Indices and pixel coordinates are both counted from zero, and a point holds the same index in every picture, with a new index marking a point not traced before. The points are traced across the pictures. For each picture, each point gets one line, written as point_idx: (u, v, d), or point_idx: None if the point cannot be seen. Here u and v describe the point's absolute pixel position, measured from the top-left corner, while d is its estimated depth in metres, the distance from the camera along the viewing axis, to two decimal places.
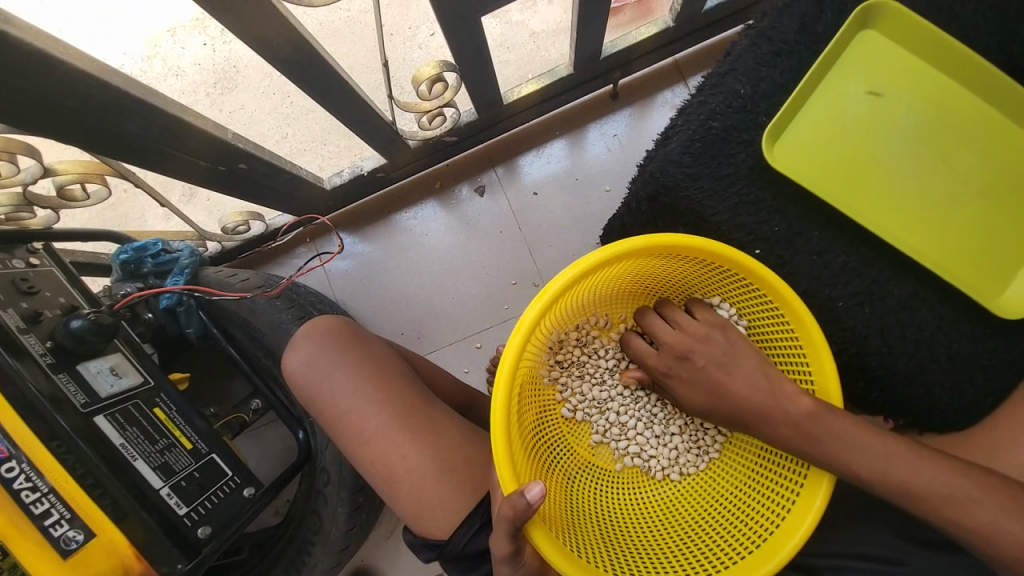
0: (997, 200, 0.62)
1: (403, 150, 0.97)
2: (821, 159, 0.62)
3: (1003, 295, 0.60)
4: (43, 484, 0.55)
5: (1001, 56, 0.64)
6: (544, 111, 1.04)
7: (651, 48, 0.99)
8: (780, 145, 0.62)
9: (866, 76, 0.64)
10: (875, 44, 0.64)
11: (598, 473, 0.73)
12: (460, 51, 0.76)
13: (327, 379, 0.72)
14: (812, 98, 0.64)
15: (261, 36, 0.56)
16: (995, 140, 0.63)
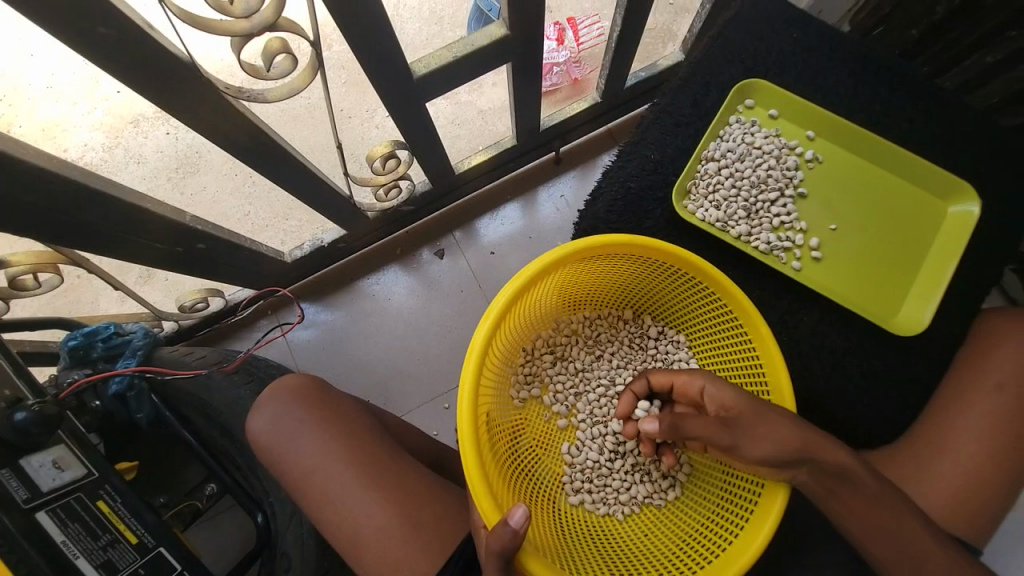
0: (881, 231, 0.72)
1: (362, 221, 1.02)
2: (731, 211, 0.72)
3: (892, 314, 0.71)
4: None
5: (864, 115, 0.76)
6: (494, 178, 1.13)
7: (586, 119, 1.11)
8: (693, 199, 0.73)
9: (764, 133, 0.75)
10: (764, 110, 0.76)
11: (578, 493, 0.75)
12: (410, 134, 0.84)
13: (293, 439, 0.71)
14: (718, 157, 0.74)
15: (219, 128, 0.61)
16: (872, 181, 0.73)
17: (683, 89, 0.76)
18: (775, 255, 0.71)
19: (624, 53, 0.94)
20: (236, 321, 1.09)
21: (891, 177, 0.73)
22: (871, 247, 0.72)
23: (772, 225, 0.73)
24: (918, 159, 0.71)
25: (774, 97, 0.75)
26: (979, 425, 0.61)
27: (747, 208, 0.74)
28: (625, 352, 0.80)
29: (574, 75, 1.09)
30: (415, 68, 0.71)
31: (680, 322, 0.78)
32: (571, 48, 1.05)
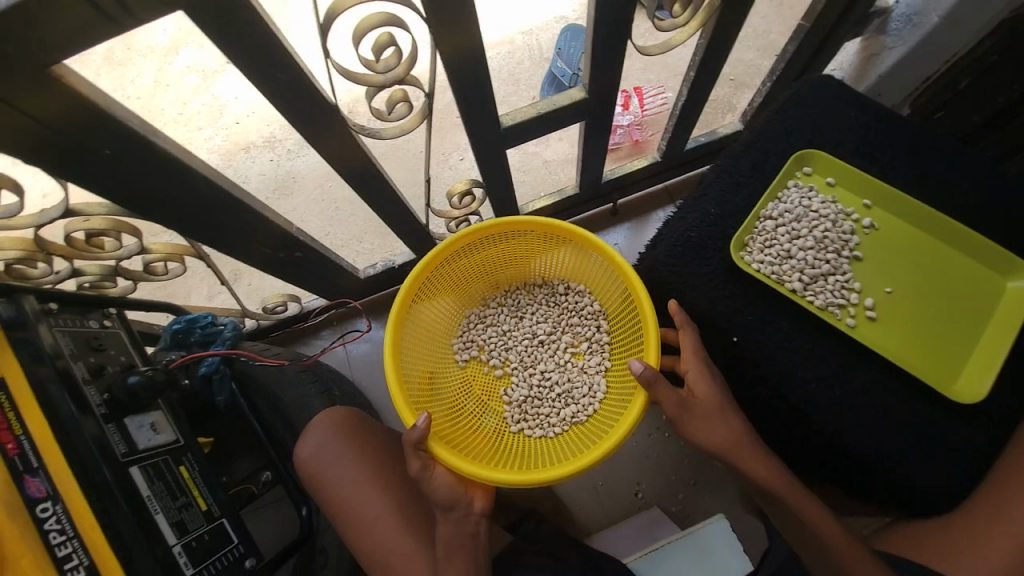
0: (938, 300, 0.74)
1: (432, 248, 1.11)
2: (786, 264, 0.76)
3: (950, 384, 0.71)
4: (70, 528, 0.60)
5: (921, 192, 0.78)
6: (554, 221, 1.22)
7: (644, 176, 1.19)
8: (752, 251, 0.76)
9: (822, 200, 0.80)
10: (822, 178, 0.82)
11: (517, 422, 0.95)
12: (489, 177, 0.94)
13: (337, 469, 0.79)
14: (776, 216, 0.80)
15: (340, 156, 0.72)
16: (930, 250, 0.76)
17: (744, 153, 0.81)
18: (830, 311, 0.72)
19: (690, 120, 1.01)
20: (306, 325, 1.20)
21: (951, 250, 0.76)
22: (929, 315, 0.74)
23: (828, 283, 0.76)
24: (979, 235, 0.73)
25: (832, 166, 0.80)
26: None
27: (802, 264, 0.77)
28: (544, 312, 1.01)
29: (634, 136, 1.20)
30: (503, 120, 0.80)
31: (581, 278, 0.99)
32: (636, 112, 1.16)
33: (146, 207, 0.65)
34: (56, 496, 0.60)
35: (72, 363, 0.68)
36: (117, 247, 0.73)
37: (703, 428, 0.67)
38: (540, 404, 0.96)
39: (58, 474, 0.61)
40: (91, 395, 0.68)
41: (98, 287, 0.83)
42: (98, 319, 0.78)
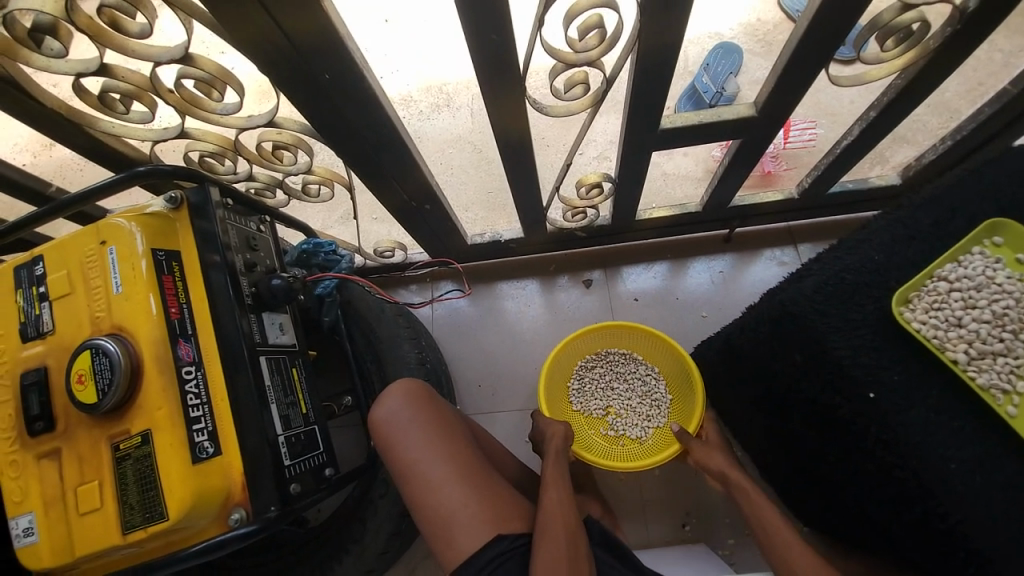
0: None
1: (541, 231, 1.13)
2: (951, 330, 0.59)
3: None
4: (204, 394, 0.68)
5: None
6: (664, 235, 1.20)
7: (774, 210, 1.13)
8: (913, 308, 0.59)
9: (1006, 274, 0.63)
10: (1013, 252, 0.64)
11: (639, 432, 1.08)
12: (623, 175, 0.93)
13: (405, 433, 0.76)
14: (947, 279, 0.63)
15: (504, 125, 0.74)
16: None
17: (957, 183, 0.67)
18: (993, 394, 0.55)
19: (849, 161, 0.94)
20: (405, 275, 1.29)
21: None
22: None
23: (996, 362, 0.58)
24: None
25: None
26: None
27: (971, 337, 0.59)
28: (603, 384, 1.11)
29: (766, 168, 1.15)
30: (663, 122, 0.80)
31: (619, 343, 1.11)
32: (776, 143, 1.13)
33: (328, 127, 0.70)
34: (199, 363, 0.69)
35: (234, 252, 0.75)
36: (291, 162, 0.82)
37: (706, 454, 0.92)
38: (641, 416, 1.09)
39: (206, 346, 0.70)
40: (244, 285, 0.75)
41: (258, 195, 0.93)
42: (257, 223, 0.84)
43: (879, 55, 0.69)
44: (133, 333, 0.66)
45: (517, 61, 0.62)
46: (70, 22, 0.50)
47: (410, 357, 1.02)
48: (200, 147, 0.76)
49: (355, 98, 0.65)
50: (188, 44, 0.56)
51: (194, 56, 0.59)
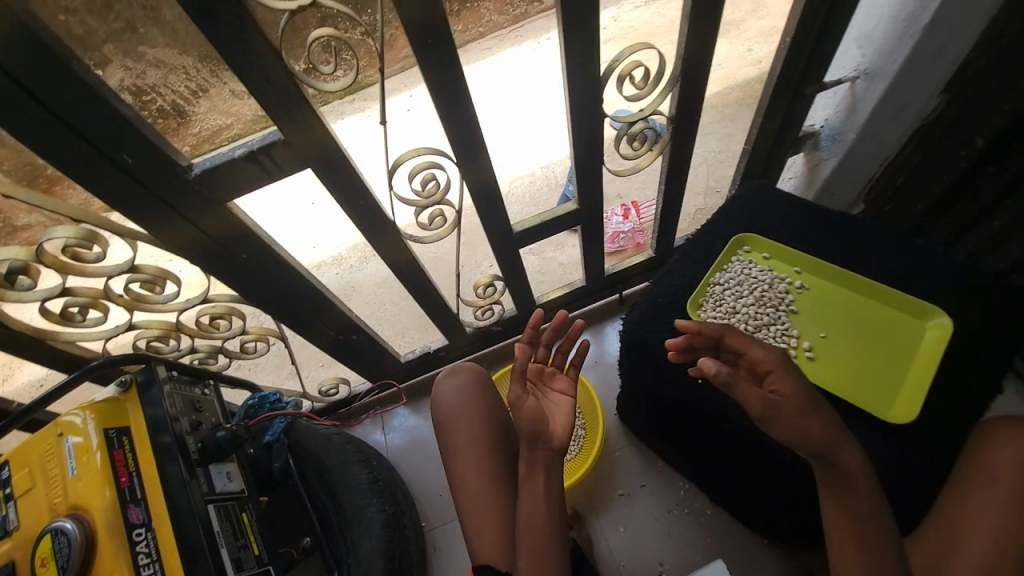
0: (864, 343, 0.84)
1: (461, 333, 1.30)
2: (733, 319, 0.88)
3: (885, 405, 0.78)
4: (155, 551, 0.73)
5: (884, 250, 0.86)
6: (567, 310, 1.41)
7: (644, 268, 1.39)
8: (706, 313, 0.89)
9: (759, 269, 0.91)
10: (759, 254, 0.93)
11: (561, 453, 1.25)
12: (507, 273, 1.16)
13: (462, 419, 0.93)
14: (722, 283, 0.91)
15: (392, 256, 0.95)
16: (857, 308, 0.86)
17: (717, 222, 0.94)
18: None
19: (673, 222, 1.23)
20: (353, 408, 1.39)
21: (876, 300, 0.85)
22: (854, 358, 0.83)
23: (767, 332, 0.87)
24: (888, 287, 0.83)
25: (765, 244, 0.92)
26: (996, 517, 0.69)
27: (746, 320, 0.88)
28: None
29: (636, 240, 1.36)
30: (516, 226, 1.05)
31: None
32: (635, 222, 1.32)
33: (252, 290, 0.88)
34: (149, 522, 0.75)
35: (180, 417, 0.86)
36: (226, 328, 0.99)
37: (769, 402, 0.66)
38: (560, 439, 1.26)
39: (156, 506, 0.77)
40: (190, 442, 0.85)
41: (202, 363, 1.06)
42: (202, 387, 0.96)
43: (632, 153, 0.99)
44: (87, 508, 0.73)
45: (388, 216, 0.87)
46: (39, 261, 0.68)
47: (362, 478, 1.06)
48: (147, 335, 0.92)
49: (271, 266, 0.85)
50: (134, 257, 0.76)
51: (140, 265, 0.78)
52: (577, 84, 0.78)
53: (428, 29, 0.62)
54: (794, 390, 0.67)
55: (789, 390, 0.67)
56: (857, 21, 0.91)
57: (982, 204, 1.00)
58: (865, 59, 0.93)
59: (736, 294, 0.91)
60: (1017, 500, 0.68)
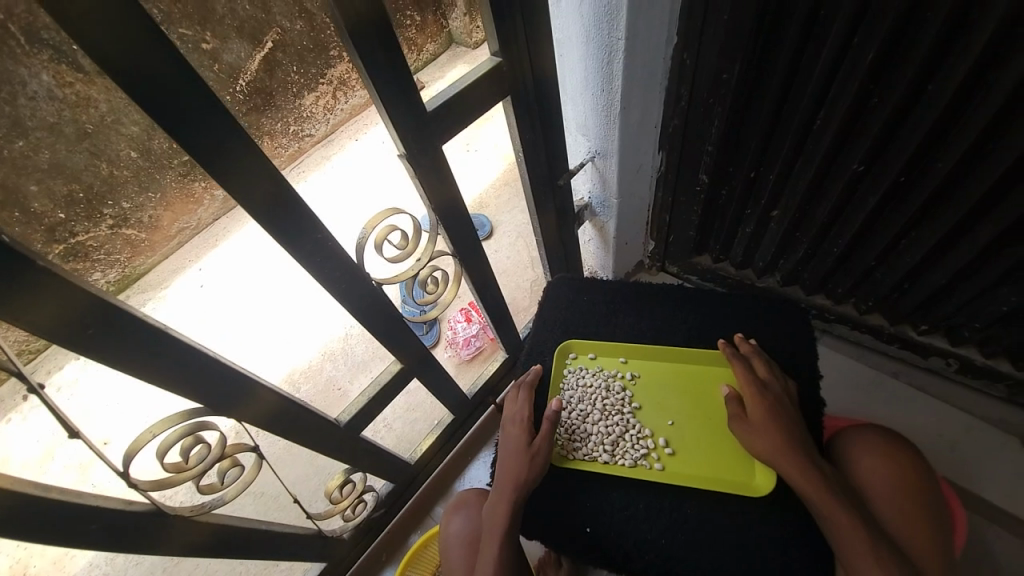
0: (707, 412, 0.86)
1: (339, 544, 1.10)
2: (590, 444, 0.85)
3: (751, 476, 0.78)
4: None
5: (678, 311, 0.94)
6: (450, 447, 1.28)
7: (504, 370, 1.34)
8: (563, 443, 0.86)
9: (591, 373, 0.92)
10: (586, 356, 0.95)
11: None
12: (360, 465, 1.01)
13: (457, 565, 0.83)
14: (565, 405, 0.90)
15: (187, 541, 0.75)
16: (685, 378, 0.89)
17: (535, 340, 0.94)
18: (640, 465, 0.82)
19: (508, 327, 1.22)
20: None
21: (694, 365, 0.90)
22: (705, 431, 0.84)
23: (625, 443, 0.84)
24: (694, 350, 0.90)
25: (586, 344, 0.95)
26: (903, 491, 0.73)
27: (602, 437, 0.85)
28: None
29: (489, 335, 1.43)
30: (340, 418, 0.90)
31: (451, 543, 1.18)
32: (479, 322, 1.44)
33: None
34: None
35: None
36: None
37: (755, 439, 0.74)
38: None
39: None
40: None
41: None
42: None
43: (430, 297, 0.97)
44: None
45: (155, 509, 0.67)
46: None
47: None
48: None
49: None
50: None
51: None
52: (329, 277, 0.71)
53: (78, 323, 0.47)
54: (762, 413, 0.74)
55: (765, 402, 0.75)
56: (570, 118, 1.05)
57: (729, 222, 1.17)
58: (593, 144, 1.05)
59: (581, 413, 0.89)
60: (912, 485, 0.74)
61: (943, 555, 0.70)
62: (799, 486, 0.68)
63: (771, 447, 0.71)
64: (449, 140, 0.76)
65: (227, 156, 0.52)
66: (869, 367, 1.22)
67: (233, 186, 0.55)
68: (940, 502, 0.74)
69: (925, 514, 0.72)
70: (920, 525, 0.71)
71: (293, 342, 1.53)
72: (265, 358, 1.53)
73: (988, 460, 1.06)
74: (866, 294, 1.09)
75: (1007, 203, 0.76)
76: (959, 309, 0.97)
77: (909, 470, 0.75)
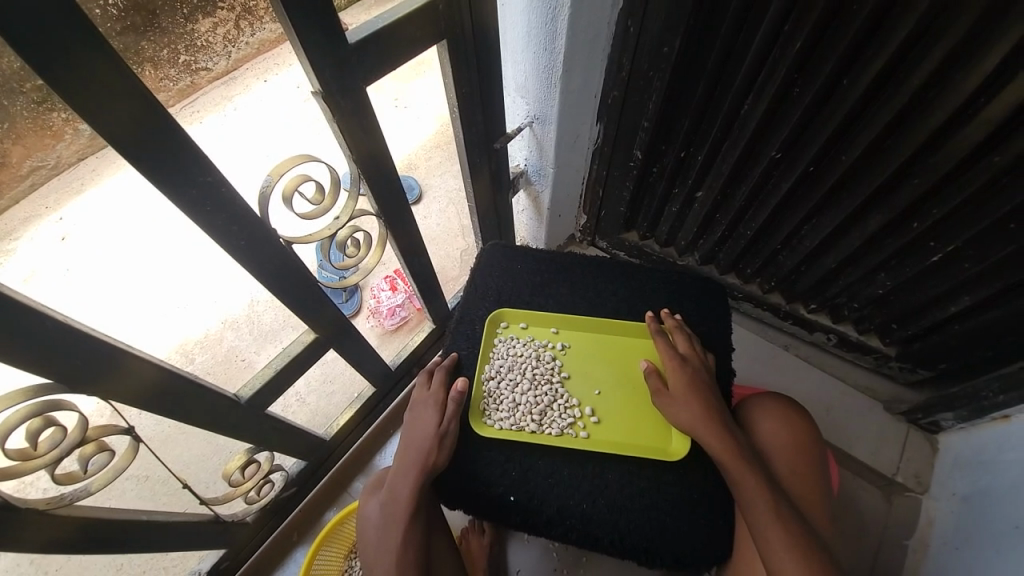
0: (631, 381, 0.88)
1: (241, 528, 1.01)
2: (517, 414, 0.84)
3: (667, 441, 0.82)
4: None
5: (607, 285, 0.95)
6: (370, 421, 1.22)
7: (431, 341, 1.29)
8: (490, 414, 0.84)
9: (521, 343, 0.91)
10: (517, 326, 0.94)
11: None
12: (268, 443, 0.92)
13: (368, 540, 0.79)
14: (494, 376, 0.88)
15: (41, 542, 0.62)
16: (612, 348, 0.91)
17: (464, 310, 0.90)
18: (565, 434, 0.83)
19: (436, 297, 1.16)
20: None
21: (620, 335, 0.92)
22: (629, 399, 0.86)
23: (552, 413, 0.85)
24: (620, 322, 0.92)
25: (517, 313, 0.93)
26: (801, 446, 0.83)
27: (529, 408, 0.85)
28: None
29: (416, 305, 1.36)
30: (242, 393, 0.80)
31: None
32: (405, 290, 1.34)
33: None
34: None
35: None
36: None
37: (676, 411, 0.78)
38: None
39: None
40: None
41: None
42: None
43: (350, 260, 0.89)
44: None
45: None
46: None
47: None
48: None
49: None
50: None
51: None
52: (227, 231, 0.60)
53: None
54: (682, 386, 0.79)
55: (684, 375, 0.80)
56: (509, 76, 0.98)
57: (656, 200, 1.20)
58: (532, 107, 1.01)
59: (509, 383, 0.88)
60: (807, 442, 0.83)
61: (823, 501, 0.80)
62: (716, 452, 0.73)
63: (691, 417, 0.76)
64: (376, 82, 0.67)
65: (72, 63, 0.40)
66: (767, 340, 1.36)
67: (88, 107, 0.43)
68: (824, 456, 0.84)
69: (814, 465, 0.82)
70: (810, 475, 0.81)
71: (184, 309, 1.33)
72: (147, 325, 1.33)
73: (850, 419, 1.24)
74: (769, 273, 1.19)
75: (895, 195, 0.85)
76: (840, 290, 1.10)
77: (803, 427, 0.84)
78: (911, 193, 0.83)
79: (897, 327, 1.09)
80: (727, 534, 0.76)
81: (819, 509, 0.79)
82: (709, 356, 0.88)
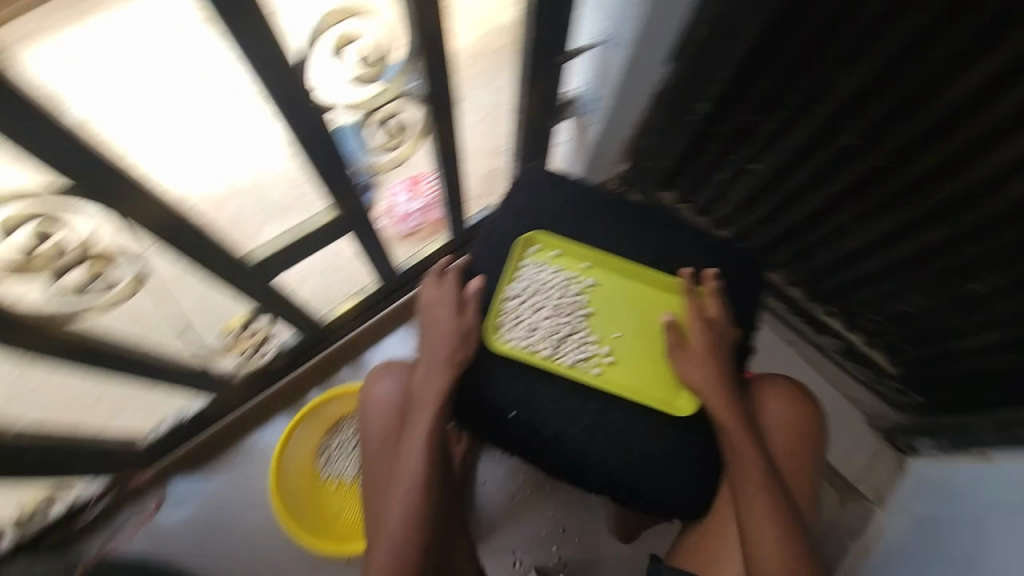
0: (651, 333, 0.87)
1: (229, 385, 1.04)
2: (533, 336, 0.84)
3: (676, 396, 0.82)
4: None
5: (644, 235, 0.92)
6: (368, 314, 1.22)
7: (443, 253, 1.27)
8: (502, 330, 0.84)
9: (550, 270, 0.88)
10: (549, 252, 0.89)
11: None
12: (270, 309, 0.92)
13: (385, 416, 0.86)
14: (516, 295, 0.87)
15: None
16: (640, 297, 0.88)
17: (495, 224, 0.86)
18: (577, 367, 0.82)
19: None
20: None
21: (652, 286, 0.89)
22: (646, 350, 0.85)
23: (569, 344, 0.84)
24: (654, 273, 0.88)
25: (551, 240, 0.89)
26: (801, 428, 0.84)
27: (547, 333, 0.84)
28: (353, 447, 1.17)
29: (433, 214, 1.24)
30: None
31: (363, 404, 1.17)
32: (426, 192, 1.19)
33: None
34: None
35: None
36: None
37: (688, 369, 0.79)
38: None
39: None
40: None
41: None
42: None
43: None
44: None
45: None
46: None
47: None
48: None
49: None
50: None
51: None
52: None
53: None
54: (699, 346, 0.80)
55: (705, 336, 0.80)
56: None
57: (711, 164, 1.14)
58: None
59: (529, 306, 0.87)
60: (808, 425, 0.84)
61: (805, 482, 0.83)
62: (716, 414, 0.75)
63: (699, 377, 0.78)
64: None
65: None
66: (772, 331, 1.37)
67: None
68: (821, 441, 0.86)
69: (810, 447, 0.84)
70: (803, 455, 0.83)
71: None
72: None
73: None
74: (799, 267, 1.17)
75: (964, 216, 0.81)
76: (864, 300, 1.08)
77: (807, 411, 0.85)
78: (983, 216, 0.79)
79: (907, 348, 1.09)
80: (696, 491, 0.80)
81: (803, 486, 0.82)
82: (735, 326, 0.86)
